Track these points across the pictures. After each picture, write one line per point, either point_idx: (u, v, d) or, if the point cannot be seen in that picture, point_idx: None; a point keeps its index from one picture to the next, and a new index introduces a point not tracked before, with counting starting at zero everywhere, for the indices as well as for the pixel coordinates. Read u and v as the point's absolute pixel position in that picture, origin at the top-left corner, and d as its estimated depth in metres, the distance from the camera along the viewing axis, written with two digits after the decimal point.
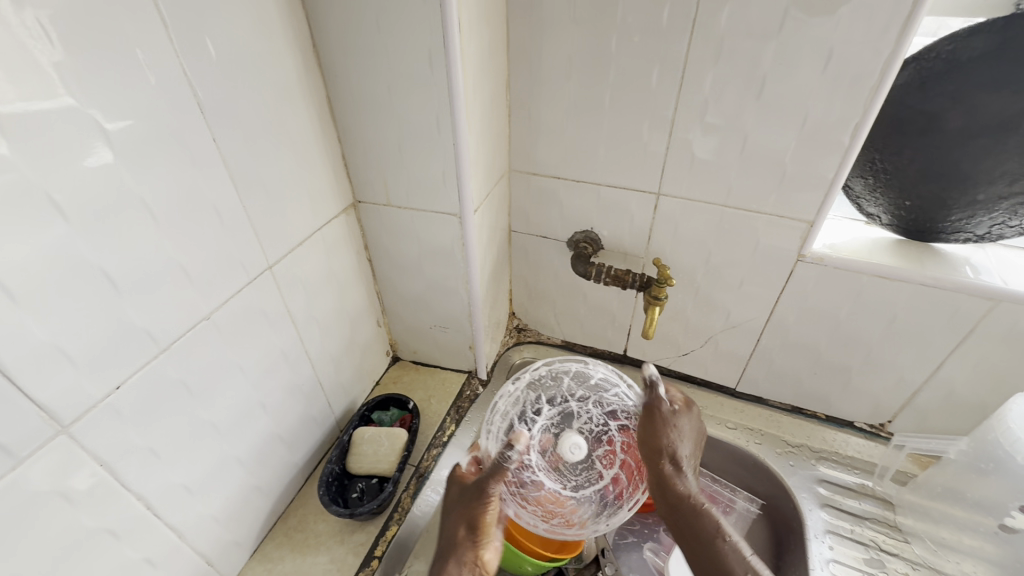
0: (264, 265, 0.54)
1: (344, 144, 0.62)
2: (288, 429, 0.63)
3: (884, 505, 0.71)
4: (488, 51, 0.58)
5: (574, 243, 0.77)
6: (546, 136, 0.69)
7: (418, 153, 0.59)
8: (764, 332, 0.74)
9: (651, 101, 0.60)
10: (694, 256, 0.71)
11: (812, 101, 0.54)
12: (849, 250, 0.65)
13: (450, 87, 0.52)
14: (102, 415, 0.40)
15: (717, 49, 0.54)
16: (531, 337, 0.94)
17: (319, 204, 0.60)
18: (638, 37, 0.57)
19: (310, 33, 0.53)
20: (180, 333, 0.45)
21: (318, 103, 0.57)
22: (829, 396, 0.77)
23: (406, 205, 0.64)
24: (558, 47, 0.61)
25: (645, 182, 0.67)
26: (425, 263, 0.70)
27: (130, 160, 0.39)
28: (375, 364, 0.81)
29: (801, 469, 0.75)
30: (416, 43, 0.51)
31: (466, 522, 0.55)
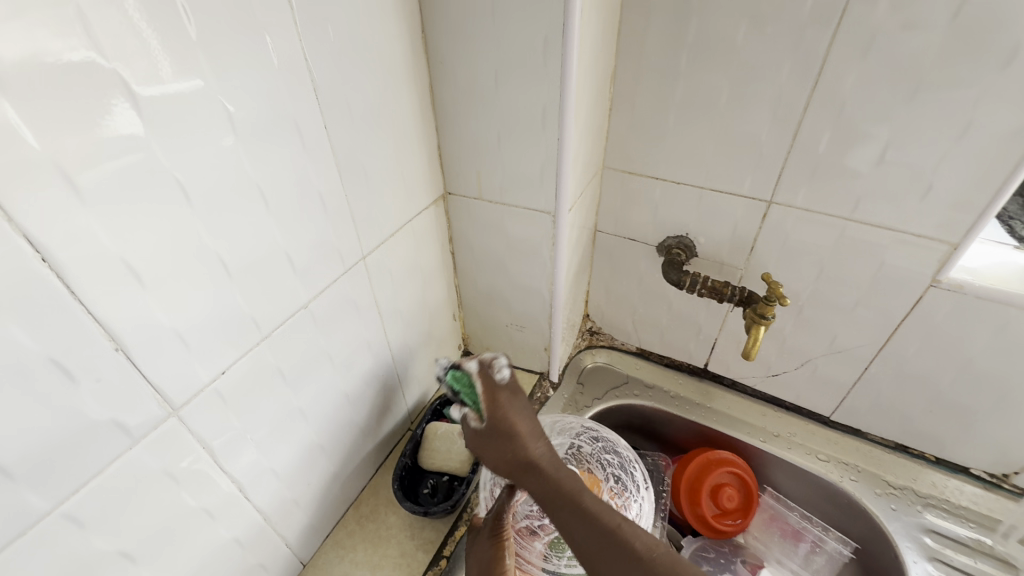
0: (358, 255, 0.53)
1: (440, 132, 0.59)
2: (365, 418, 0.63)
3: (1003, 568, 0.63)
4: (600, 40, 0.54)
5: (665, 249, 0.72)
6: (648, 134, 0.64)
7: (517, 147, 0.56)
8: (875, 360, 0.67)
9: (778, 99, 0.54)
10: (803, 273, 0.65)
11: (980, 106, 0.47)
12: (994, 278, 0.57)
13: (562, 78, 0.49)
14: (208, 398, 0.40)
15: (869, 42, 0.48)
16: (603, 341, 0.90)
17: (413, 193, 0.59)
18: (772, 28, 0.51)
19: (419, 16, 0.51)
20: (279, 321, 0.45)
21: (421, 90, 0.55)
22: (943, 438, 0.69)
23: (497, 199, 0.62)
24: (678, 37, 0.56)
25: (757, 189, 0.61)
26: (509, 260, 0.68)
27: (249, 143, 0.38)
28: (447, 357, 0.80)
29: (904, 514, 0.68)
30: (531, 30, 0.47)
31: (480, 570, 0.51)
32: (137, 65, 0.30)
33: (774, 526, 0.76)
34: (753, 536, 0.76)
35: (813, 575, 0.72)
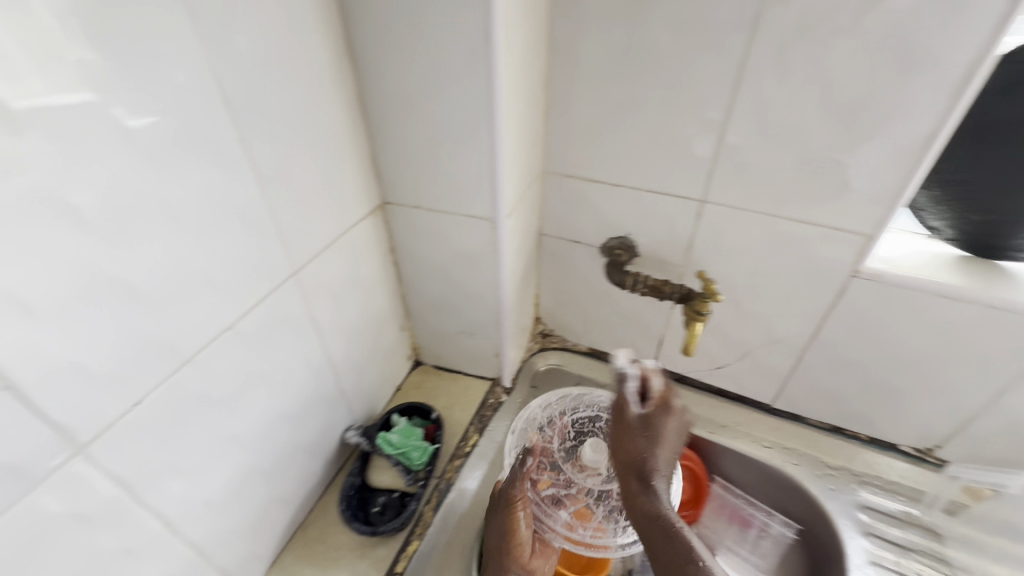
0: (289, 270, 0.51)
1: (373, 142, 0.58)
2: (308, 438, 0.61)
3: (930, 536, 0.68)
4: (529, 45, 0.54)
5: (608, 250, 0.73)
6: (584, 137, 0.65)
7: (451, 154, 0.56)
8: (808, 349, 0.70)
9: (704, 102, 0.56)
10: (738, 269, 0.67)
11: (884, 106, 0.50)
12: (908, 266, 0.60)
13: (490, 85, 0.49)
14: (121, 431, 0.38)
15: (782, 47, 0.50)
16: (555, 343, 0.90)
17: (347, 205, 0.57)
18: (693, 33, 0.52)
19: (342, 24, 0.50)
20: (202, 344, 0.43)
21: (349, 100, 0.54)
22: (874, 418, 0.73)
23: (435, 207, 0.61)
24: (605, 42, 0.57)
25: (690, 189, 0.63)
26: (454, 268, 0.67)
27: (152, 159, 0.36)
28: (397, 369, 0.78)
29: (841, 493, 0.71)
30: (456, 38, 0.47)
31: (498, 534, 0.58)
32: (11, 82, 0.28)
33: (722, 513, 0.78)
34: (704, 525, 0.78)
35: (759, 558, 0.74)
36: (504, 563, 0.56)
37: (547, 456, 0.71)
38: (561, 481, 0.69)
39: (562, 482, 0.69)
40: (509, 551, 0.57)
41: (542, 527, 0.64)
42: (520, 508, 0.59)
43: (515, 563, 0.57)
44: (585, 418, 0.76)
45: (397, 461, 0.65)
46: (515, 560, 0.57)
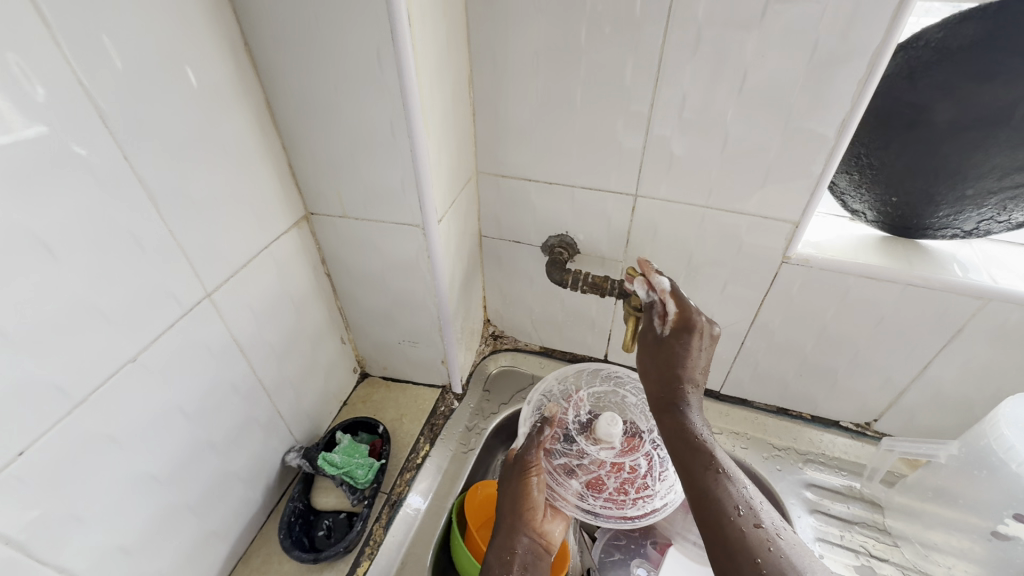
0: (201, 292, 0.48)
1: (289, 151, 0.55)
2: (243, 466, 0.58)
3: (872, 508, 0.70)
4: (446, 45, 0.52)
5: (548, 248, 0.72)
6: (514, 137, 0.64)
7: (373, 160, 0.53)
8: (748, 335, 0.72)
9: (627, 96, 0.56)
10: (677, 260, 0.67)
11: (798, 95, 0.50)
12: (834, 250, 0.62)
13: (403, 88, 0.47)
14: (5, 486, 0.35)
15: (696, 40, 0.50)
16: (507, 344, 0.89)
17: (266, 219, 0.54)
18: (610, 28, 0.52)
19: (239, 28, 0.47)
20: (99, 383, 0.40)
21: (257, 109, 0.51)
22: (815, 397, 0.75)
23: (363, 216, 0.59)
24: (525, 39, 0.55)
25: (622, 184, 0.63)
26: (390, 277, 0.65)
27: (13, 188, 0.32)
28: (341, 384, 0.76)
29: (788, 473, 0.73)
30: (362, 39, 0.45)
31: (512, 499, 0.61)
32: None
33: None
34: None
35: None
36: (514, 527, 0.58)
37: (562, 427, 0.71)
38: (563, 455, 0.69)
39: (566, 451, 0.69)
40: (523, 514, 0.59)
41: (557, 497, 0.65)
42: (535, 474, 0.63)
43: (526, 527, 0.59)
44: (600, 391, 0.76)
45: (341, 481, 0.62)
46: (527, 525, 0.59)
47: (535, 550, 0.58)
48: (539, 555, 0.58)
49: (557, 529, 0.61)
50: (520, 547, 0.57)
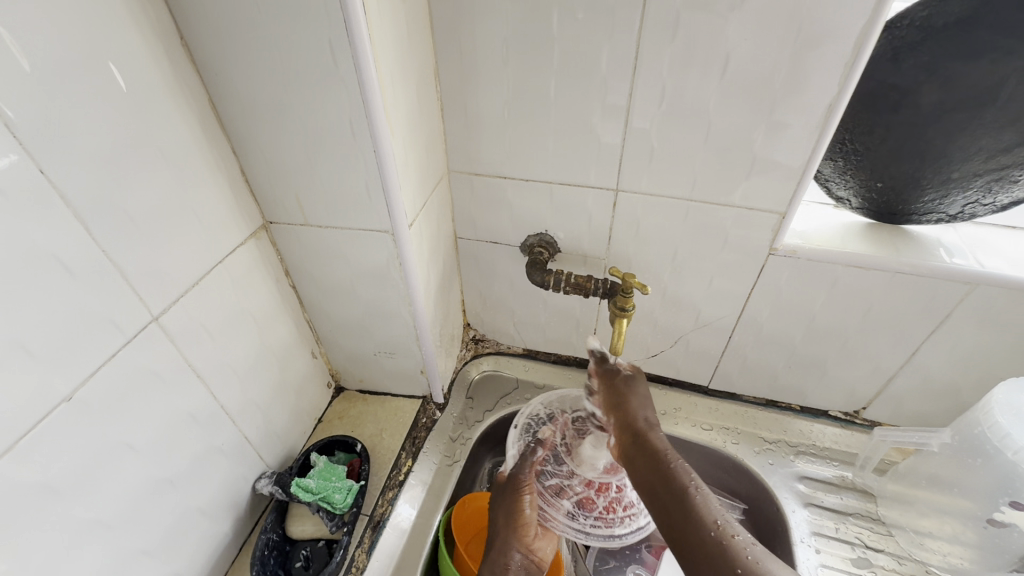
0: (147, 317, 0.43)
1: (241, 157, 0.51)
2: (207, 500, 0.53)
3: (864, 498, 0.69)
4: (408, 35, 0.48)
5: (528, 248, 0.69)
6: (486, 132, 0.60)
7: (334, 164, 0.49)
8: (736, 329, 0.70)
9: (603, 86, 0.53)
10: (661, 256, 0.65)
11: (781, 80, 0.48)
12: (821, 239, 0.60)
13: (362, 84, 0.43)
14: None
15: (673, 24, 0.47)
16: (489, 348, 0.86)
17: (219, 232, 0.50)
18: (583, 13, 0.48)
19: (174, 22, 0.42)
20: (28, 428, 0.35)
21: (201, 111, 0.46)
22: (803, 388, 0.74)
23: (326, 224, 0.55)
24: (493, 27, 0.51)
25: (602, 178, 0.60)
26: (360, 287, 0.61)
27: None
28: (314, 400, 0.71)
29: (780, 467, 0.72)
30: (311, 30, 0.40)
31: (504, 515, 0.61)
32: None
33: None
34: None
35: None
36: (506, 539, 0.59)
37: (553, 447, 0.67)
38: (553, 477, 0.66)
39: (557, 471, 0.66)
40: (514, 527, 0.59)
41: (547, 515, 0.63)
42: (526, 491, 0.62)
43: (517, 540, 0.59)
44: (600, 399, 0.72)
45: (318, 507, 0.59)
46: (516, 539, 0.59)
47: (525, 564, 0.58)
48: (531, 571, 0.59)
49: (546, 546, 0.61)
50: (515, 562, 0.57)
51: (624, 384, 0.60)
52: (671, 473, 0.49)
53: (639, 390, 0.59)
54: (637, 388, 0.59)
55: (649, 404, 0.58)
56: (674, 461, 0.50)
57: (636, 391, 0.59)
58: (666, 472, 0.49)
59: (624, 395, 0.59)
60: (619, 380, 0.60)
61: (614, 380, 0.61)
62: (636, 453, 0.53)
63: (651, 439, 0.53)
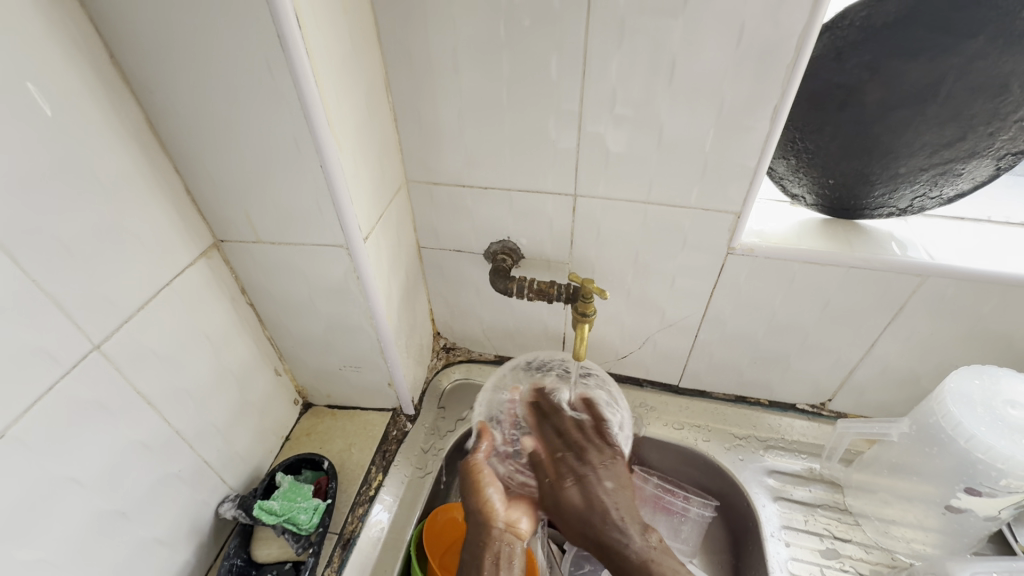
0: (88, 346, 0.42)
1: (185, 176, 0.49)
2: (164, 529, 0.52)
3: (832, 489, 0.70)
4: (352, 46, 0.47)
5: (491, 255, 0.68)
6: (441, 141, 0.59)
7: (282, 180, 0.48)
8: (701, 328, 0.70)
9: (554, 93, 0.52)
10: (623, 259, 0.65)
11: (729, 83, 0.48)
12: (778, 237, 0.61)
13: (303, 99, 0.42)
14: None
15: (619, 29, 0.47)
16: (460, 356, 0.85)
17: (165, 254, 0.48)
18: (529, 21, 0.48)
19: (101, 40, 0.41)
20: None
21: (137, 131, 0.45)
22: (770, 382, 0.75)
23: (279, 240, 0.54)
24: (441, 36, 0.51)
25: (560, 184, 0.60)
26: (319, 302, 0.60)
27: None
28: (281, 418, 0.70)
29: (750, 462, 0.72)
30: (248, 46, 0.40)
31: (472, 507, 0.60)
32: None
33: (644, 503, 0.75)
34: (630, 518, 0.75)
35: (684, 544, 0.73)
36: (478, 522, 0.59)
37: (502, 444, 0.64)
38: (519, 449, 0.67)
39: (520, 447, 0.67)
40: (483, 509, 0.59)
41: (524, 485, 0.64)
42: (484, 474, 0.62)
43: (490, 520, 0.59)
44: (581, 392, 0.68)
45: (284, 529, 0.58)
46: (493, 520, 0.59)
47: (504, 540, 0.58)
48: (511, 544, 0.58)
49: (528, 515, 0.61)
50: (489, 537, 0.58)
51: (567, 449, 0.62)
52: (635, 564, 0.55)
53: (590, 456, 0.61)
54: (586, 457, 0.61)
55: (602, 467, 0.60)
56: (636, 551, 0.56)
57: (585, 461, 0.61)
58: (635, 566, 0.55)
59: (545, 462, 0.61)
60: (569, 434, 0.63)
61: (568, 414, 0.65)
62: (602, 556, 0.57)
63: (607, 529, 0.57)
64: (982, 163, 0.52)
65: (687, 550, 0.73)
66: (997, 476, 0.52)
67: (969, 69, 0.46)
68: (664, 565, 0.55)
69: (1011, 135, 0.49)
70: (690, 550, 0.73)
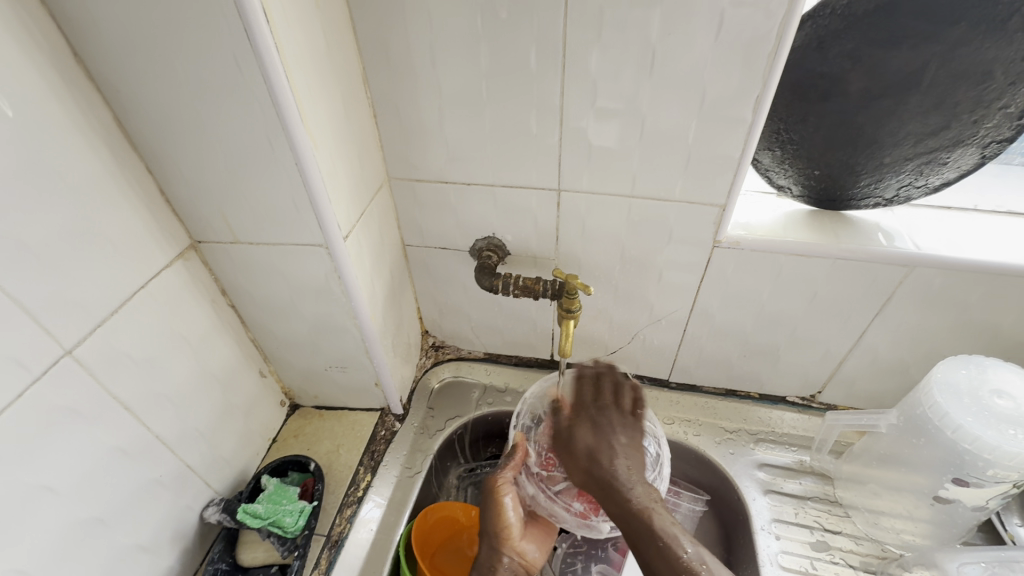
0: (59, 350, 0.41)
1: (158, 177, 0.49)
2: (145, 535, 0.51)
3: (823, 481, 0.70)
4: (325, 41, 0.46)
5: (477, 252, 0.67)
6: (422, 137, 0.58)
7: (256, 179, 0.47)
8: (690, 321, 0.70)
9: (535, 86, 0.52)
10: (610, 253, 0.64)
11: (710, 74, 0.48)
12: (764, 230, 0.60)
13: (274, 95, 0.41)
14: None
15: (598, 20, 0.46)
16: (449, 354, 0.84)
17: (139, 257, 0.48)
18: (506, 13, 0.47)
19: (64, 38, 0.40)
20: None
21: (105, 131, 0.44)
22: (760, 375, 0.75)
23: (257, 240, 0.53)
24: (417, 30, 0.50)
25: (544, 179, 0.59)
26: (301, 303, 0.59)
27: None
28: (267, 420, 0.69)
29: (741, 456, 0.72)
30: (216, 42, 0.39)
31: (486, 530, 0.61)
32: None
33: None
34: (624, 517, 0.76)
35: None
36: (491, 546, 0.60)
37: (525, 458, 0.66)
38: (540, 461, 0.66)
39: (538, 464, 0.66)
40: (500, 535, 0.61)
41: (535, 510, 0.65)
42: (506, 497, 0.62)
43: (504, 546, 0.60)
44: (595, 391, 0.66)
45: (269, 532, 0.58)
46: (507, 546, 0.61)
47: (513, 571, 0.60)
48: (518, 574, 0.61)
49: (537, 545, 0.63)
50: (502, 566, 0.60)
51: (595, 407, 0.62)
52: (632, 508, 0.52)
53: (609, 414, 0.60)
54: (608, 413, 0.60)
55: (622, 425, 0.59)
56: (635, 496, 0.52)
57: (605, 416, 0.60)
58: (632, 509, 0.51)
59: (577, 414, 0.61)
60: (603, 396, 0.63)
61: (600, 384, 0.64)
62: (604, 498, 0.54)
63: (613, 474, 0.54)
64: (968, 152, 0.52)
65: None
66: (984, 466, 0.52)
67: (952, 56, 0.45)
68: (663, 519, 0.50)
69: (995, 122, 0.49)
70: None
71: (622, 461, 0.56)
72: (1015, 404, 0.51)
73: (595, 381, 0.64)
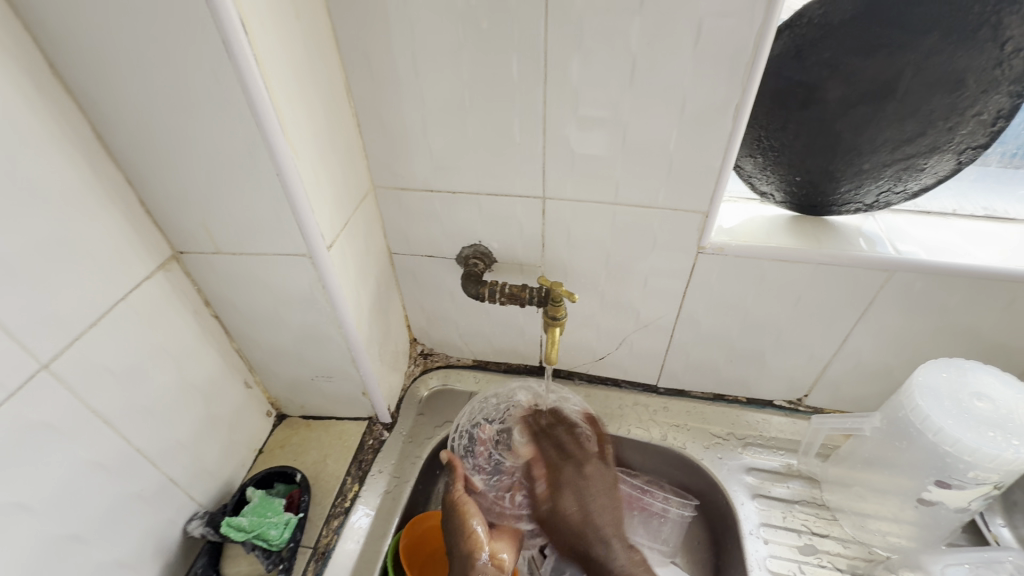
0: (35, 364, 0.41)
1: (139, 188, 0.48)
2: (125, 551, 0.50)
3: (810, 484, 0.70)
4: (306, 53, 0.46)
5: (464, 260, 0.68)
6: (407, 146, 0.58)
7: (238, 190, 0.47)
8: (676, 327, 0.70)
9: (516, 97, 0.52)
10: (596, 260, 0.65)
11: (690, 83, 0.48)
12: (746, 236, 0.61)
13: (252, 106, 0.41)
14: None
15: (579, 30, 0.47)
16: (438, 362, 0.84)
17: (118, 269, 0.47)
18: (487, 23, 0.48)
19: (41, 50, 0.39)
20: None
21: (83, 143, 0.43)
22: (747, 380, 0.75)
23: (240, 251, 0.52)
24: (400, 39, 0.50)
25: (529, 187, 0.59)
26: (286, 313, 0.59)
27: None
28: (253, 431, 0.69)
29: (729, 460, 0.73)
30: (195, 54, 0.39)
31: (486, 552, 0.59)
32: None
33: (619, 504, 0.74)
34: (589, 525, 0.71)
35: (665, 544, 0.73)
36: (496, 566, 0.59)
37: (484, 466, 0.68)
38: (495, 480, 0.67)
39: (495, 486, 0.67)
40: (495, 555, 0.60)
41: (499, 516, 0.65)
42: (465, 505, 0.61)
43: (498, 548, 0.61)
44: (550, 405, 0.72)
45: (254, 546, 0.57)
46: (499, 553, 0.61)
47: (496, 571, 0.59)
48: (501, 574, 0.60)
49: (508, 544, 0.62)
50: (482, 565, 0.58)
51: (572, 465, 0.63)
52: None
53: (591, 472, 0.63)
54: (587, 471, 0.62)
55: (598, 484, 0.61)
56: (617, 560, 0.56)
57: (582, 476, 0.62)
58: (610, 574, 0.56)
59: (557, 496, 0.61)
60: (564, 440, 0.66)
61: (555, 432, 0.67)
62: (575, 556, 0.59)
63: (591, 535, 0.58)
64: (944, 158, 0.52)
65: (668, 550, 0.73)
66: (965, 468, 0.53)
67: (925, 64, 0.46)
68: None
69: (969, 129, 0.50)
70: (672, 551, 0.73)
71: (600, 520, 0.59)
72: (993, 407, 0.52)
73: (541, 433, 0.67)
